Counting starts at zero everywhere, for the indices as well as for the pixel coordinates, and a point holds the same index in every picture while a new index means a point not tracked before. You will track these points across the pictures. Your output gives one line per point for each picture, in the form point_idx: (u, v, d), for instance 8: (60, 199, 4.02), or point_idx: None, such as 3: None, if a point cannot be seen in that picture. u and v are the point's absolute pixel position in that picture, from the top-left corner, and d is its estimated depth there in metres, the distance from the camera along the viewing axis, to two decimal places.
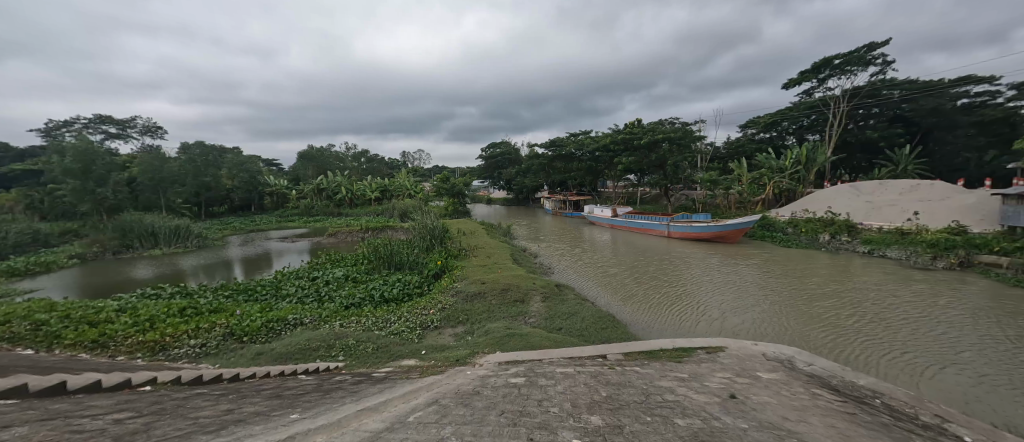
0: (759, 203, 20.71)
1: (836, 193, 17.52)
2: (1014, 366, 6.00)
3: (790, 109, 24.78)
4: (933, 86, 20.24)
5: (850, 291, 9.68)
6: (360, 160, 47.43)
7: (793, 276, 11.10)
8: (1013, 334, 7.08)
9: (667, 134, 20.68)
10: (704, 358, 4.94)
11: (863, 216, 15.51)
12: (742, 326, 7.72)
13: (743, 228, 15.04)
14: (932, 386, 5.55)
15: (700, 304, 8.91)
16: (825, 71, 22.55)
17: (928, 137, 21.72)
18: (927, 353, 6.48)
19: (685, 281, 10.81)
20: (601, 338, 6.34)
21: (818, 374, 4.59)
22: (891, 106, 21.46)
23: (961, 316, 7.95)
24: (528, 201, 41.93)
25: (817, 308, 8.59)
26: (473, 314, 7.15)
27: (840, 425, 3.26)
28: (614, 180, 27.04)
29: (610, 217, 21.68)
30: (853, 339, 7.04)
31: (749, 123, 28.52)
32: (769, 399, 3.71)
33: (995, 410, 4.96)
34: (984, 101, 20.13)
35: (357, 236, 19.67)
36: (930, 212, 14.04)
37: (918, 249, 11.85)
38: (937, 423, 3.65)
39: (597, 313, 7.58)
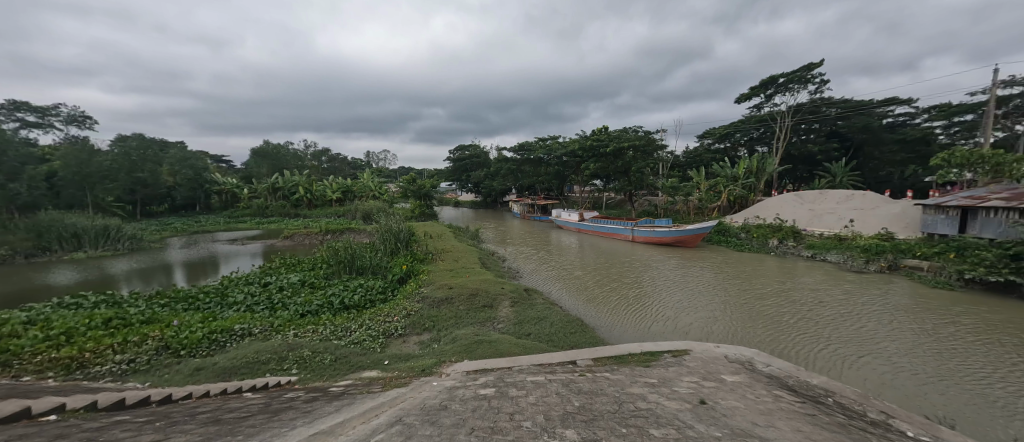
0: (715, 209, 21.91)
1: (783, 201, 18.75)
2: (929, 355, 6.63)
3: (742, 122, 26.38)
4: (863, 105, 22.30)
5: (792, 290, 10.37)
6: (320, 159, 45.40)
7: (743, 278, 11.74)
8: (929, 326, 7.84)
9: (632, 142, 21.34)
10: (671, 362, 5.05)
11: (807, 223, 16.71)
12: (696, 324, 8.05)
13: (701, 233, 15.75)
14: (861, 376, 6.00)
15: (658, 304, 9.21)
16: (772, 88, 24.21)
17: (859, 151, 23.66)
18: (856, 345, 7.02)
19: (644, 283, 11.14)
20: (570, 343, 6.35)
21: (776, 375, 4.81)
22: (829, 122, 23.39)
23: (886, 311, 8.72)
24: (495, 204, 41.87)
25: (762, 306, 9.11)
26: (440, 321, 6.94)
27: (803, 428, 3.40)
28: (581, 184, 27.54)
29: (577, 222, 22.00)
30: (793, 334, 7.52)
31: (706, 133, 30.04)
32: (737, 404, 3.83)
33: (913, 397, 5.42)
34: (905, 121, 22.50)
35: (316, 239, 18.73)
36: (863, 219, 15.36)
37: (852, 253, 12.91)
38: (883, 419, 3.90)
39: (566, 317, 7.60)
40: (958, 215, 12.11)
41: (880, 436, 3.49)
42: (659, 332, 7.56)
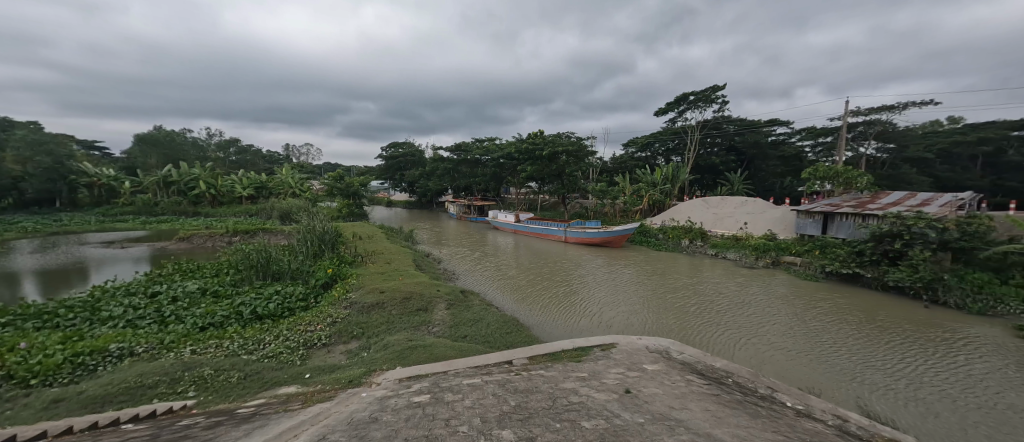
0: (638, 212, 23.50)
1: (693, 205, 20.88)
2: (803, 335, 7.82)
3: (660, 133, 28.94)
4: (754, 124, 25.80)
5: (700, 284, 11.56)
6: (228, 151, 40.42)
7: (661, 275, 12.81)
8: (802, 310, 9.27)
9: (565, 147, 22.22)
10: (599, 355, 5.31)
11: (711, 225, 18.79)
12: (618, 318, 8.56)
13: (626, 234, 16.91)
14: (755, 357, 6.86)
15: (586, 301, 9.65)
16: (683, 105, 26.90)
17: (751, 164, 27.16)
18: (750, 330, 8.03)
19: (574, 281, 11.62)
20: (505, 342, 6.38)
21: (688, 361, 5.29)
22: (729, 137, 26.66)
23: (772, 299, 10.13)
24: (430, 204, 40.85)
25: (675, 300, 9.99)
26: (370, 327, 6.53)
27: (711, 407, 3.77)
28: (516, 186, 27.98)
29: (513, 223, 22.26)
30: (701, 323, 8.36)
31: (629, 142, 32.35)
32: (657, 390, 4.14)
33: (793, 373, 6.33)
34: (784, 140, 26.51)
35: (222, 240, 16.57)
36: (754, 222, 17.69)
37: (746, 251, 14.79)
38: (770, 393, 4.48)
39: (501, 317, 7.63)
40: (821, 219, 14.50)
41: (769, 409, 3.99)
42: (586, 328, 7.90)
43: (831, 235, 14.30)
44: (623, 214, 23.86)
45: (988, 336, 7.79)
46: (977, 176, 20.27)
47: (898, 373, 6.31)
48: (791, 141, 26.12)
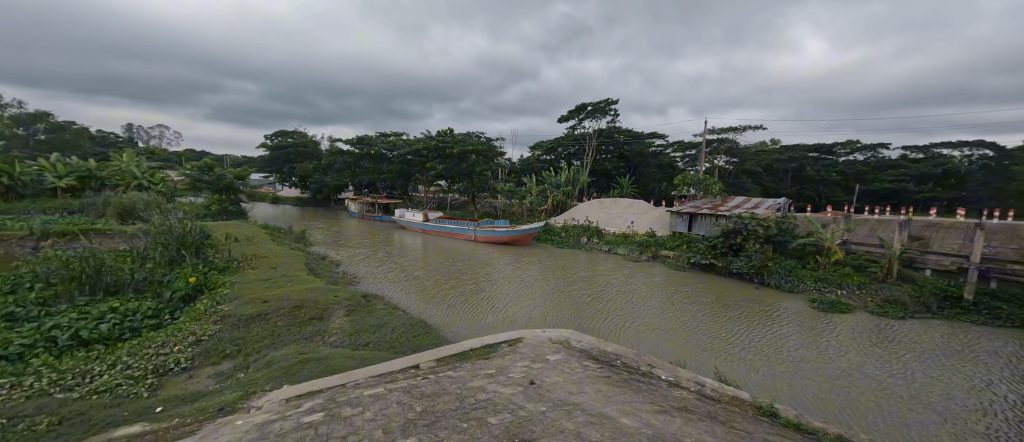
0: (543, 212, 24.92)
1: (590, 206, 22.74)
2: (675, 316, 9.04)
3: (563, 138, 30.93)
4: (640, 135, 29.17)
5: (595, 278, 12.62)
6: (38, 129, 31.15)
7: (562, 270, 13.66)
8: (675, 296, 10.76)
9: (475, 147, 22.25)
10: (506, 351, 5.41)
11: (605, 224, 20.76)
12: (523, 313, 8.86)
13: (533, 233, 17.65)
14: (639, 339, 7.70)
15: (492, 298, 9.79)
16: (583, 114, 29.13)
17: (636, 170, 30.54)
18: (635, 315, 9.00)
19: (481, 279, 11.70)
20: (412, 347, 6.11)
21: (585, 348, 5.70)
22: (620, 145, 29.68)
23: (652, 287, 11.56)
24: (326, 201, 37.19)
25: (574, 293, 10.72)
26: (249, 344, 5.67)
27: (604, 388, 4.11)
28: (424, 184, 27.10)
29: (421, 222, 21.48)
30: (596, 313, 9.11)
31: (535, 145, 33.85)
32: (558, 378, 4.38)
33: (667, 349, 7.25)
34: (662, 151, 30.52)
35: (27, 245, 12.68)
36: (639, 221, 19.96)
37: (633, 248, 16.59)
38: (650, 369, 5.06)
39: (408, 320, 7.31)
40: (687, 218, 17.05)
41: (649, 383, 4.52)
42: (492, 325, 7.99)
43: (695, 232, 16.89)
44: (530, 213, 25.11)
45: (799, 308, 9.98)
46: (787, 186, 26.72)
47: (741, 342, 7.71)
48: (667, 152, 30.21)
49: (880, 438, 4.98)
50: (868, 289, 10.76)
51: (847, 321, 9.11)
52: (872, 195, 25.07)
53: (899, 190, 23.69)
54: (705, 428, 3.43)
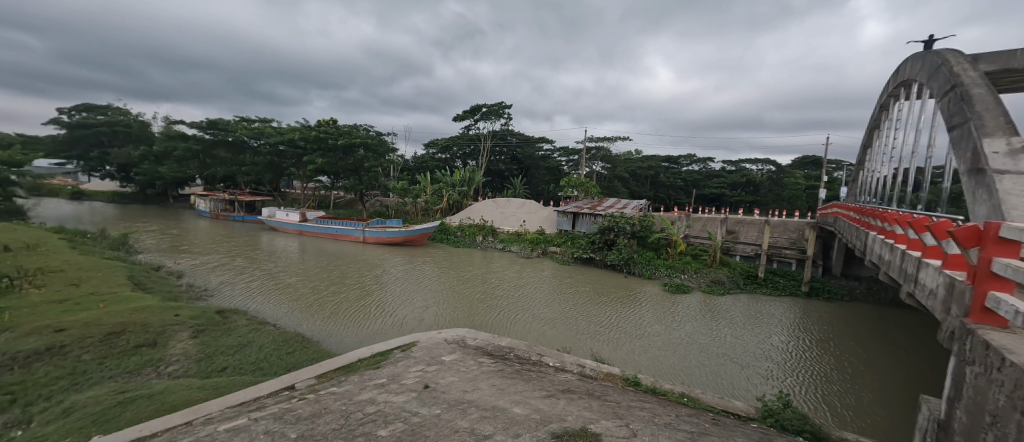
0: (438, 211, 24.48)
1: (485, 205, 23.12)
2: (561, 307, 9.74)
3: (458, 138, 30.85)
4: (531, 139, 30.81)
5: (488, 275, 12.86)
6: None
7: (456, 269, 13.59)
8: (560, 288, 11.61)
9: (363, 140, 20.59)
10: (399, 357, 5.10)
11: (499, 222, 21.38)
12: (415, 315, 8.52)
13: (427, 232, 17.16)
14: (530, 331, 8.07)
15: (382, 303, 9.19)
16: (478, 115, 29.48)
17: (527, 172, 32.13)
18: (526, 309, 9.42)
19: (368, 282, 10.88)
20: (284, 364, 5.37)
21: (481, 345, 5.71)
22: (513, 148, 30.91)
23: (540, 282, 12.29)
24: (166, 198, 30.21)
25: (467, 291, 10.73)
26: (36, 390, 4.25)
27: (497, 382, 4.15)
28: (301, 180, 24.05)
29: (298, 222, 18.98)
30: (490, 309, 9.27)
31: (430, 143, 33.01)
32: (453, 378, 4.30)
33: (554, 338, 7.74)
34: (551, 155, 32.77)
35: None
36: (530, 220, 21.04)
37: (525, 246, 17.36)
38: (539, 359, 5.27)
39: (279, 336, 6.43)
40: (571, 216, 18.60)
41: (538, 371, 4.71)
42: (381, 331, 7.50)
43: (577, 229, 18.52)
44: (424, 212, 24.36)
45: (658, 293, 11.71)
46: (646, 189, 31.52)
47: (614, 324, 8.69)
48: (554, 156, 32.56)
49: (717, 391, 6.09)
50: (703, 273, 13.19)
51: (692, 301, 11.02)
52: (705, 198, 31.13)
53: (721, 194, 30.00)
54: (584, 404, 3.50)
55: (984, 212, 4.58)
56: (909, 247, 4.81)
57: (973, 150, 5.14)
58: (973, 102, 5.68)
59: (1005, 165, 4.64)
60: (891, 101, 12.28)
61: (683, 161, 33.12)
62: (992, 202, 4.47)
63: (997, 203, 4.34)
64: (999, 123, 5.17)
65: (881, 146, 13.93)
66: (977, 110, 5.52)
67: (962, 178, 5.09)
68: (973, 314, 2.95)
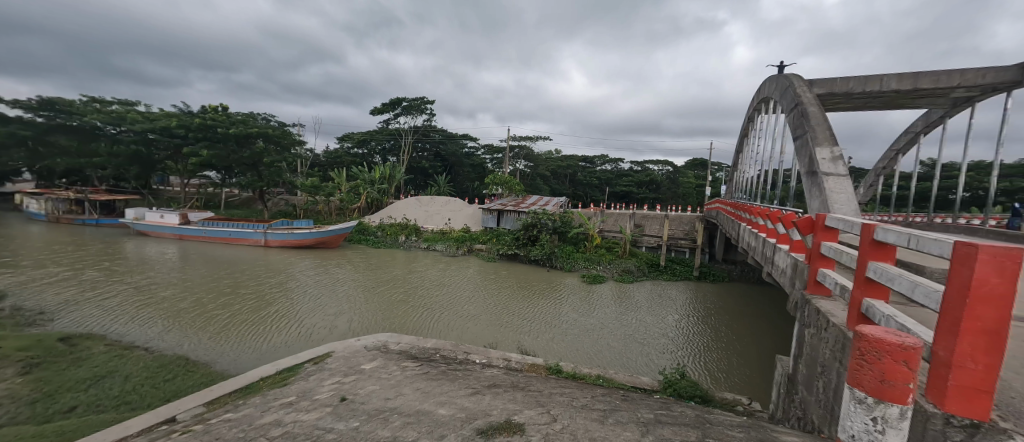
0: (356, 210, 23.01)
1: (407, 203, 22.22)
2: (486, 303, 9.81)
3: (376, 132, 29.17)
4: (454, 136, 30.38)
5: (410, 275, 12.38)
6: None
7: (375, 270, 12.89)
8: (485, 284, 11.69)
9: (262, 131, 18.29)
10: (311, 371, 4.65)
11: (423, 221, 20.74)
12: (328, 323, 7.86)
13: (343, 234, 15.98)
14: (456, 329, 7.99)
15: (287, 313, 8.29)
16: (397, 109, 28.17)
17: (451, 169, 31.66)
18: (452, 307, 9.31)
19: (270, 291, 9.73)
20: (157, 395, 4.71)
21: (404, 349, 5.46)
22: (435, 144, 30.17)
23: (465, 279, 12.23)
24: None
25: (387, 293, 10.20)
26: None
27: (422, 385, 4.01)
28: (183, 176, 20.58)
29: (177, 226, 16.19)
30: (414, 310, 8.98)
31: (345, 136, 30.70)
32: (374, 387, 4.05)
33: (481, 334, 7.78)
34: (474, 152, 32.67)
35: None
36: (455, 218, 20.76)
37: (449, 244, 17.07)
38: (467, 357, 5.20)
39: (150, 363, 5.62)
40: (496, 213, 18.80)
41: (464, 369, 4.65)
42: (286, 343, 6.77)
43: (502, 226, 18.77)
44: (339, 212, 22.64)
45: (577, 284, 12.40)
46: (565, 187, 33.16)
47: (537, 317, 9.00)
48: (478, 154, 32.55)
49: (629, 369, 6.66)
50: (616, 264, 14.30)
51: (607, 290, 11.87)
52: (617, 195, 33.81)
53: (630, 192, 32.83)
54: (509, 396, 3.56)
55: (817, 206, 5.65)
56: (769, 235, 5.72)
57: (808, 157, 6.34)
58: (810, 117, 7.02)
59: (830, 169, 5.82)
60: (755, 114, 14.59)
61: (597, 162, 35.78)
62: (821, 198, 5.57)
63: (825, 198, 5.40)
64: (825, 136, 6.48)
65: (749, 152, 16.52)
66: (812, 125, 6.83)
67: (801, 179, 6.24)
68: (809, 286, 3.57)
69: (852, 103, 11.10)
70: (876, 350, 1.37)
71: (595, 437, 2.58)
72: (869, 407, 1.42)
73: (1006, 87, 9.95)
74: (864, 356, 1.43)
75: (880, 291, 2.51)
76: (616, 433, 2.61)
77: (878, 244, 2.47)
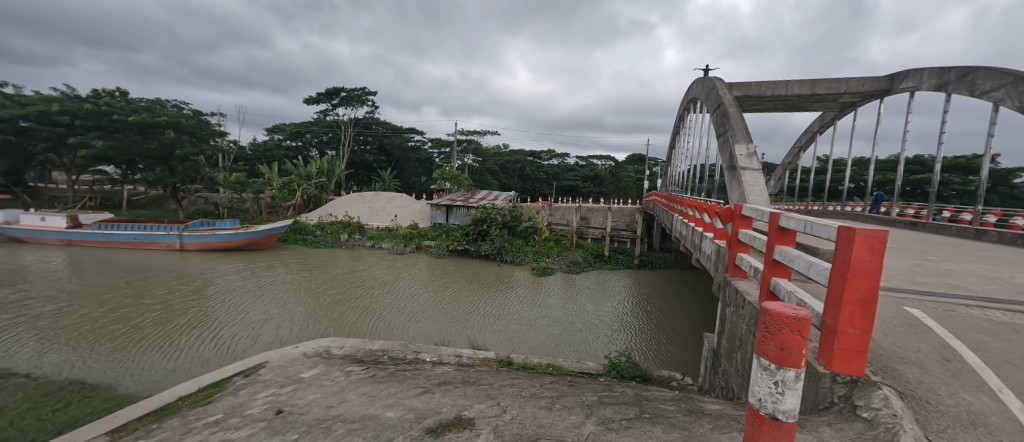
0: (290, 208, 21.42)
1: (349, 200, 21.05)
2: (436, 300, 9.65)
3: (312, 124, 27.23)
4: (398, 129, 29.26)
5: (350, 275, 11.75)
6: None
7: (316, 271, 12.13)
8: (436, 281, 11.49)
9: (174, 120, 16.20)
10: (240, 385, 4.26)
11: (367, 219, 19.81)
12: (255, 331, 7.26)
13: (276, 234, 14.81)
14: (406, 328, 7.80)
15: (205, 323, 7.52)
16: (335, 99, 26.47)
17: (396, 164, 30.51)
18: (400, 306, 9.04)
19: (183, 300, 8.73)
20: (42, 426, 4.08)
21: (348, 353, 5.19)
22: (378, 138, 28.84)
23: (415, 276, 11.93)
24: None
25: (322, 295, 9.62)
26: None
27: (368, 389, 3.85)
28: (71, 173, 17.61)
29: (64, 230, 13.85)
30: (359, 311, 8.60)
31: (275, 128, 28.25)
32: (314, 396, 3.82)
33: (431, 332, 7.65)
34: (420, 146, 31.75)
35: None
36: (401, 215, 20.09)
37: (396, 241, 16.44)
38: (415, 356, 5.08)
39: (34, 391, 4.87)
40: (444, 209, 18.46)
41: (413, 369, 4.53)
42: (210, 357, 6.16)
43: (451, 221, 18.49)
44: (269, 211, 20.96)
45: (527, 277, 12.62)
46: (514, 181, 33.45)
47: (489, 311, 9.04)
48: (424, 148, 31.69)
49: (578, 356, 6.95)
50: (564, 256, 14.74)
51: (556, 281, 12.22)
52: (564, 189, 34.81)
53: (576, 186, 33.95)
54: (460, 392, 3.53)
55: (737, 197, 6.24)
56: (697, 225, 6.21)
57: (729, 153, 6.98)
58: (730, 117, 7.71)
59: (747, 164, 6.45)
60: (685, 113, 15.73)
61: (545, 157, 36.55)
62: (739, 190, 6.16)
63: (743, 190, 5.98)
64: (742, 134, 7.17)
65: (682, 148, 17.81)
66: (731, 124, 7.51)
67: (722, 173, 6.85)
68: (729, 269, 3.95)
69: (765, 104, 12.38)
70: (777, 323, 1.41)
71: (543, 424, 2.65)
72: (772, 372, 1.47)
73: (881, 94, 11.68)
74: (766, 327, 1.45)
75: (784, 271, 2.83)
76: (563, 418, 2.70)
77: (783, 229, 2.79)
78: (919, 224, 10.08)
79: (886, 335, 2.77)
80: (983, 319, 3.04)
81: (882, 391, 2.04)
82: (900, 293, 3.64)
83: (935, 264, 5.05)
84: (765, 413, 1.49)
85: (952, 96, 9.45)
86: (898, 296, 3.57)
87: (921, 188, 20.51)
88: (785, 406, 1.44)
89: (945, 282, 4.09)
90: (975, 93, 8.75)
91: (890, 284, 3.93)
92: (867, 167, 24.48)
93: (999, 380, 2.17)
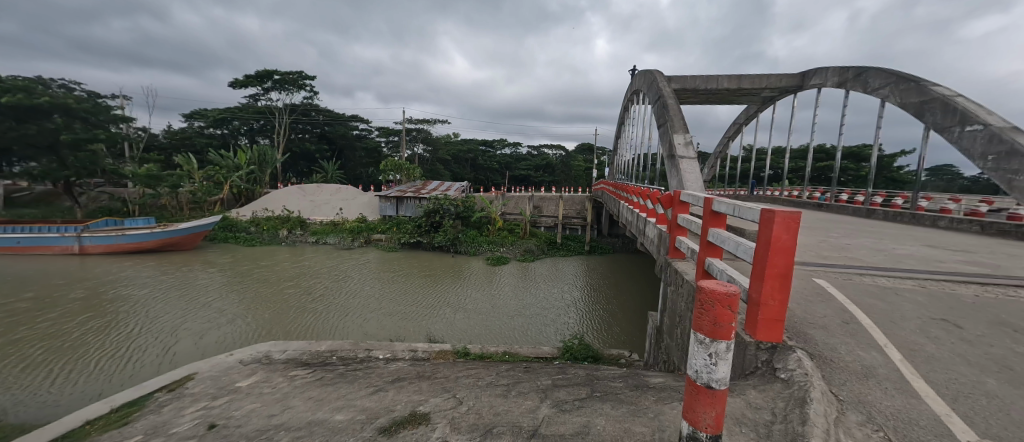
0: (216, 203, 19.87)
1: (287, 194, 19.67)
2: (385, 294, 9.42)
3: (239, 109, 24.85)
4: (341, 117, 27.61)
5: (276, 272, 11.01)
6: None
7: (254, 268, 11.32)
8: (383, 274, 11.18)
9: (62, 102, 13.91)
10: (164, 401, 3.86)
11: (309, 212, 18.57)
12: (122, 346, 6.44)
13: (200, 232, 13.39)
14: (357, 325, 7.56)
15: (84, 337, 6.66)
16: (268, 83, 24.29)
17: (341, 154, 28.85)
18: (348, 303, 8.69)
19: (18, 316, 7.38)
20: None
21: (292, 357, 4.87)
22: (319, 125, 27.01)
23: (361, 270, 11.58)
24: None
25: (208, 298, 8.73)
26: None
27: (315, 393, 3.65)
28: None
29: None
30: (302, 311, 8.19)
31: (195, 113, 25.30)
32: (253, 405, 3.56)
33: (385, 327, 7.48)
34: (366, 134, 30.15)
35: None
36: (348, 207, 19.05)
37: (344, 236, 15.59)
38: (366, 355, 4.89)
39: None
40: (394, 201, 17.79)
41: (360, 369, 4.33)
42: (117, 376, 5.53)
43: (401, 213, 17.88)
44: (194, 206, 19.41)
45: (481, 266, 12.66)
46: (467, 171, 33.07)
47: (445, 303, 8.95)
48: (370, 137, 30.14)
49: (536, 341, 7.14)
50: (518, 245, 14.99)
51: (512, 270, 12.38)
52: (516, 178, 35.13)
53: (528, 176, 34.40)
54: (414, 388, 3.47)
55: (675, 184, 6.63)
56: (642, 211, 6.57)
57: (669, 142, 7.38)
58: (668, 108, 8.19)
59: (684, 153, 6.87)
60: (629, 104, 16.32)
61: (497, 146, 36.51)
62: (678, 178, 6.55)
63: (681, 177, 6.38)
64: (680, 125, 7.61)
65: (627, 138, 18.61)
66: (671, 115, 7.95)
67: (663, 161, 7.21)
68: (670, 252, 4.20)
69: (699, 97, 13.26)
70: (710, 300, 1.53)
71: (499, 411, 2.68)
72: (707, 346, 1.59)
73: (795, 89, 12.96)
74: (701, 305, 1.56)
75: (716, 251, 3.07)
76: (518, 405, 2.75)
77: (715, 213, 3.03)
78: (824, 205, 11.43)
79: (798, 304, 3.13)
80: (874, 285, 3.55)
81: (796, 354, 2.31)
82: (810, 267, 4.10)
83: (837, 239, 5.79)
84: (701, 383, 1.61)
85: (850, 92, 10.73)
86: (808, 269, 4.04)
87: (826, 174, 23.37)
88: (718, 375, 1.56)
89: (843, 255, 4.70)
90: (867, 90, 10.01)
91: (802, 260, 4.42)
92: (784, 156, 27.38)
93: (885, 337, 2.55)
